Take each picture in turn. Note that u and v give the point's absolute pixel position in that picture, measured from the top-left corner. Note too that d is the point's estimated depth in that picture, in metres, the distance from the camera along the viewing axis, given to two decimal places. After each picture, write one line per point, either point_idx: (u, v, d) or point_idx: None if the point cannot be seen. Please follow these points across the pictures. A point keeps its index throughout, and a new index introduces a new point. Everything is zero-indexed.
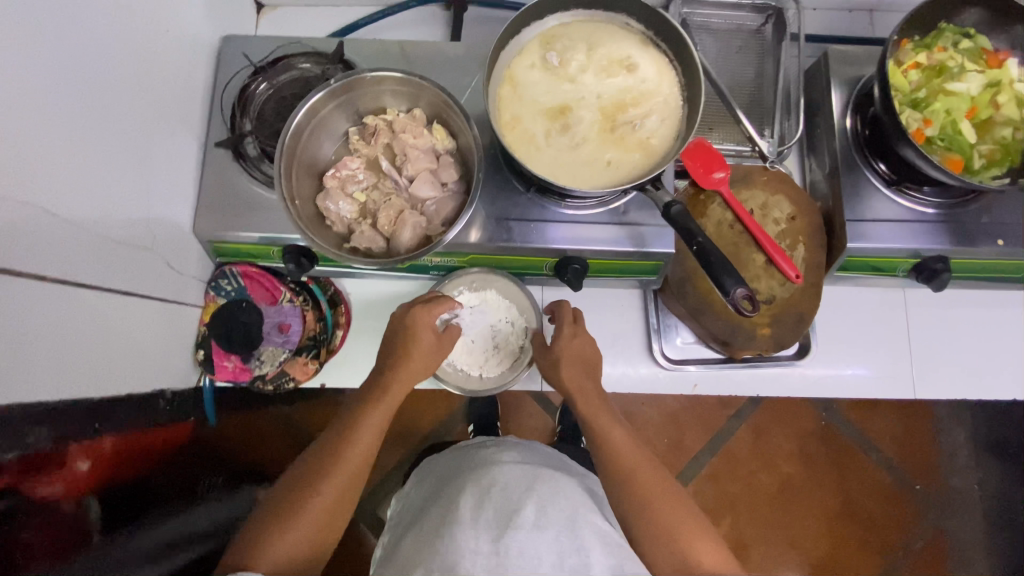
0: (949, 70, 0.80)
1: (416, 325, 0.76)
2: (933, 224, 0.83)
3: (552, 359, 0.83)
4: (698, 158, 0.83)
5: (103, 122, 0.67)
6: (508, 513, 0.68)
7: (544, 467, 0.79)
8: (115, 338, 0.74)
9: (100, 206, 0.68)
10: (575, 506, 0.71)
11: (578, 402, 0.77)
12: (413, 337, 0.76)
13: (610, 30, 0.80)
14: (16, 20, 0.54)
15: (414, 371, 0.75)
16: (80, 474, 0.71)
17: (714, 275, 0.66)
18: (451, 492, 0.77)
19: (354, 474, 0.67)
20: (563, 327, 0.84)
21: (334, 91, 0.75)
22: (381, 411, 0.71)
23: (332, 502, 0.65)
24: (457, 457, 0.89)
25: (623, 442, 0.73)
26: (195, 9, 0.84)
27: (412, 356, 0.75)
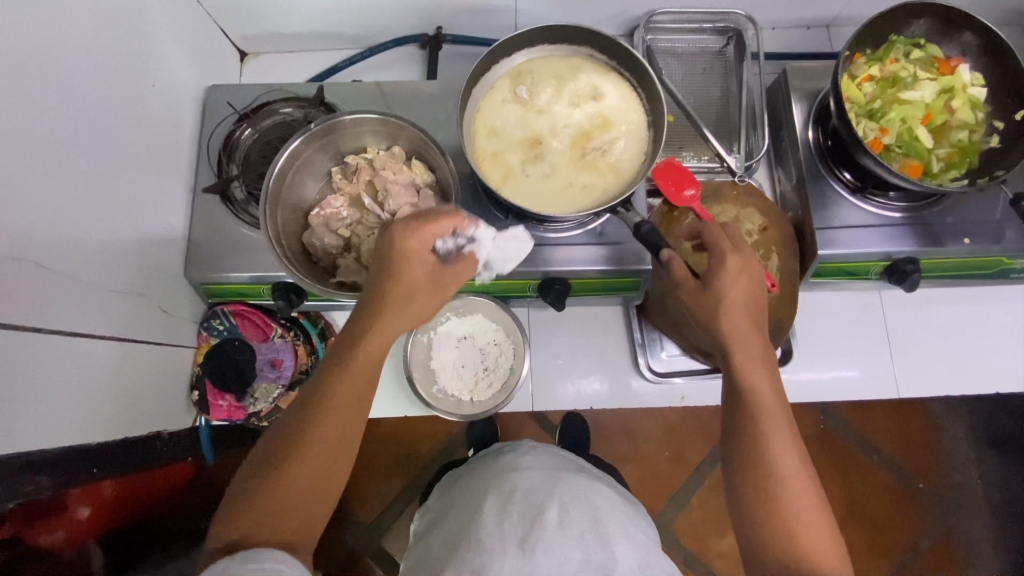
0: (902, 80, 0.83)
1: (406, 249, 0.60)
2: (900, 227, 0.85)
3: (709, 300, 0.70)
4: (670, 176, 0.88)
5: (90, 176, 0.70)
6: (533, 517, 0.78)
7: (564, 471, 0.90)
8: (111, 383, 0.76)
9: (90, 257, 0.70)
10: (593, 506, 0.82)
11: (735, 353, 0.69)
12: (404, 264, 0.60)
13: (575, 63, 0.84)
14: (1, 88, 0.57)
15: (396, 313, 0.61)
16: (81, 520, 0.76)
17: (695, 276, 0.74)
18: (474, 498, 0.87)
19: (331, 446, 0.57)
20: (727, 262, 0.70)
21: (314, 134, 0.78)
22: (359, 367, 0.59)
23: (307, 479, 0.55)
24: (475, 471, 0.96)
25: (772, 407, 0.67)
26: (178, 63, 0.88)
27: (408, 287, 0.60)
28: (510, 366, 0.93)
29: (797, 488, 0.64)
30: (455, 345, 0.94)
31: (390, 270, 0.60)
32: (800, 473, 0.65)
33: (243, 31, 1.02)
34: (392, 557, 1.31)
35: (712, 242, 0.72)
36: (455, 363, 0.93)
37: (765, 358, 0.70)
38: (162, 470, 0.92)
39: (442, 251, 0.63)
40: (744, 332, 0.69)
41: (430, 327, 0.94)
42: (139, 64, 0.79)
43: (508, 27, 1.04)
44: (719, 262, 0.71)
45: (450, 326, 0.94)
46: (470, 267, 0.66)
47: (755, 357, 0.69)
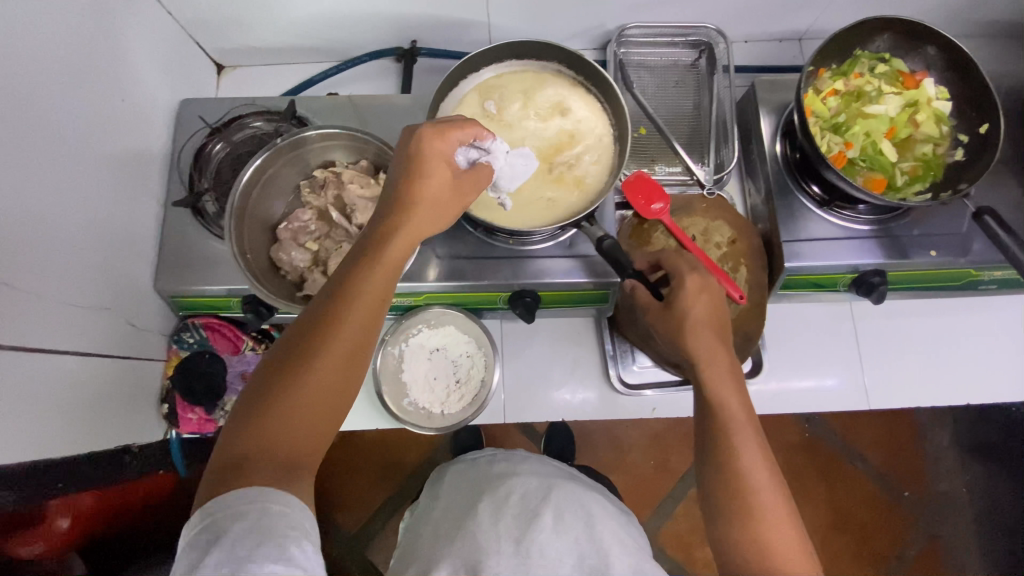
0: (866, 94, 0.84)
1: (425, 152, 0.62)
2: (867, 240, 0.86)
3: (674, 318, 0.72)
4: (641, 189, 0.88)
5: (55, 191, 0.70)
6: (528, 520, 0.81)
7: (558, 478, 0.91)
8: (79, 398, 0.76)
9: (55, 272, 0.71)
10: (588, 512, 0.84)
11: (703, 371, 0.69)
12: (424, 167, 0.62)
13: (543, 77, 0.85)
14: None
15: (412, 229, 0.61)
16: (59, 530, 0.83)
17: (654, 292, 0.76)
18: (468, 499, 0.89)
19: (343, 362, 0.55)
20: (688, 282, 0.72)
21: (281, 149, 0.79)
22: (375, 281, 0.58)
23: (318, 394, 0.54)
24: (463, 472, 0.96)
25: (743, 424, 0.67)
26: (151, 78, 0.88)
27: (425, 192, 0.62)
28: (480, 378, 0.93)
29: (774, 507, 0.63)
30: (426, 356, 0.94)
31: (409, 181, 0.62)
32: (773, 485, 0.64)
33: (219, 45, 1.03)
34: (376, 568, 1.31)
35: (673, 266, 0.75)
36: (427, 376, 0.93)
37: (734, 374, 0.70)
38: (150, 479, 0.98)
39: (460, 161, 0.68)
40: (714, 346, 0.70)
41: (401, 339, 0.94)
42: (110, 80, 0.80)
43: (482, 41, 1.05)
44: (680, 282, 0.73)
45: (421, 337, 0.94)
46: (489, 174, 0.69)
47: (724, 371, 0.70)
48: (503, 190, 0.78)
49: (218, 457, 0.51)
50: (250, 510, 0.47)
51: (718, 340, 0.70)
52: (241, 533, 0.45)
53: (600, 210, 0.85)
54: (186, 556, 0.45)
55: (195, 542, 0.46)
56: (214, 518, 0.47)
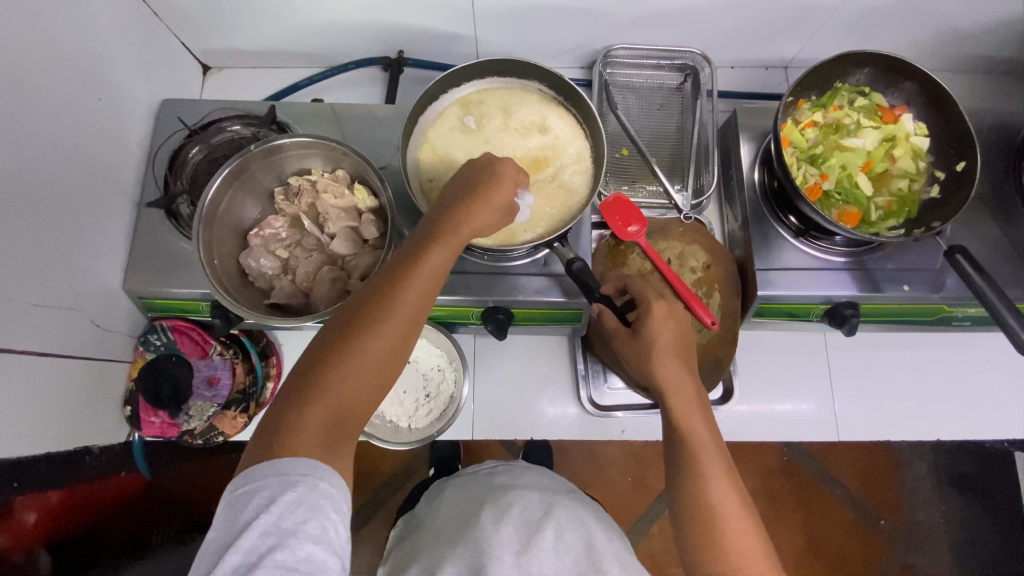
0: (844, 127, 0.85)
1: (500, 173, 0.66)
2: (841, 272, 0.86)
3: (643, 345, 0.72)
4: (619, 210, 0.88)
5: (22, 188, 0.69)
6: (531, 533, 0.82)
7: (559, 494, 0.92)
8: (40, 398, 0.74)
9: (17, 269, 0.69)
10: (588, 532, 0.83)
11: (670, 400, 0.69)
12: (495, 181, 0.65)
13: (523, 95, 0.85)
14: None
15: (472, 233, 0.64)
16: (25, 525, 0.79)
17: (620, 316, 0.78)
18: (470, 507, 0.90)
19: (393, 345, 0.57)
20: (654, 309, 0.73)
21: (255, 156, 0.78)
22: (433, 280, 0.60)
23: (366, 372, 0.56)
24: (470, 480, 0.98)
25: (710, 451, 0.66)
26: (130, 77, 0.88)
27: (489, 201, 0.64)
28: (450, 394, 0.92)
29: (742, 531, 0.61)
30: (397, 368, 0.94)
31: (478, 190, 0.65)
32: (739, 509, 0.63)
33: (205, 46, 1.03)
34: None
35: (640, 292, 0.75)
36: (397, 389, 0.92)
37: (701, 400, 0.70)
38: (103, 483, 0.94)
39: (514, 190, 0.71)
40: (677, 376, 0.70)
41: None
42: (87, 78, 0.79)
43: (469, 55, 1.05)
44: (645, 309, 0.73)
45: None
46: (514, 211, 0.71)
47: (691, 399, 0.70)
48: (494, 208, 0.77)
49: (267, 419, 0.54)
50: (300, 482, 0.49)
51: (684, 370, 0.70)
52: (290, 506, 0.48)
53: (575, 231, 0.85)
54: (232, 515, 0.48)
55: (242, 499, 0.49)
56: (262, 483, 0.49)
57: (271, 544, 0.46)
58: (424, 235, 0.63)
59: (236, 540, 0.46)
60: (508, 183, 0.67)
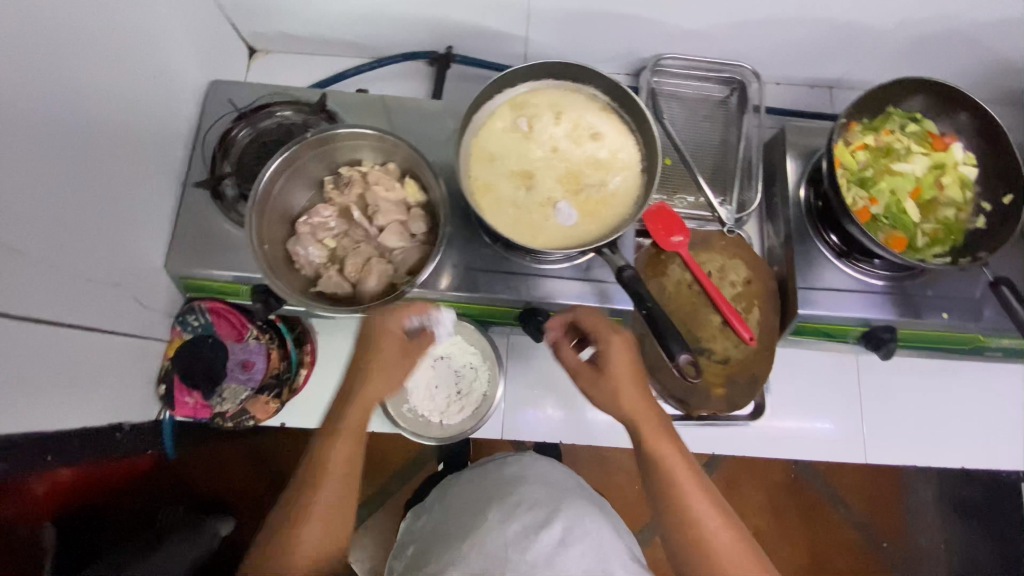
0: (895, 151, 0.85)
1: (374, 332, 0.73)
2: (880, 295, 0.87)
3: (607, 381, 0.72)
4: (662, 219, 0.88)
5: (74, 162, 0.69)
6: (536, 529, 0.81)
7: (569, 491, 0.91)
8: (76, 373, 0.74)
9: (65, 243, 0.69)
10: (596, 533, 0.82)
11: (639, 426, 0.71)
12: (374, 341, 0.73)
13: (577, 99, 0.85)
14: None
15: (369, 393, 0.72)
16: (34, 494, 0.72)
17: (661, 340, 0.67)
18: (478, 504, 0.89)
19: (333, 502, 0.66)
20: (613, 346, 0.72)
21: (310, 144, 0.78)
22: (342, 445, 0.69)
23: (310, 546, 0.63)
24: (477, 475, 0.97)
25: (687, 476, 0.68)
26: (182, 57, 0.88)
27: (371, 365, 0.72)
28: (484, 392, 0.93)
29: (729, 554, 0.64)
30: (430, 364, 0.93)
31: (362, 357, 0.73)
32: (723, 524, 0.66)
33: (254, 29, 1.02)
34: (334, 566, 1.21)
35: (594, 329, 0.74)
36: (429, 384, 0.92)
37: (668, 428, 0.72)
38: (116, 462, 0.90)
39: (413, 329, 0.77)
40: (639, 403, 0.71)
41: None
42: (143, 55, 0.79)
43: (517, 55, 1.05)
44: (603, 345, 0.73)
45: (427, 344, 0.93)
46: (431, 343, 0.78)
47: (658, 430, 0.71)
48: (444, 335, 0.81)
49: None
50: None
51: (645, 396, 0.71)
52: None
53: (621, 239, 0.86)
54: None
55: None
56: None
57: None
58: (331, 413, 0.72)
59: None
60: (386, 336, 0.73)
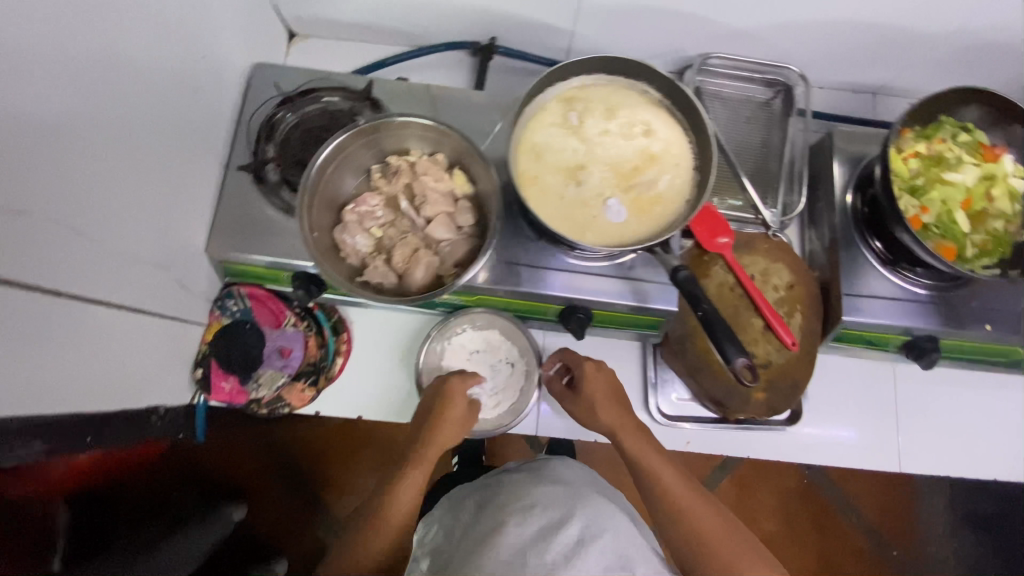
0: (946, 161, 0.84)
1: (451, 392, 0.83)
2: (924, 304, 0.86)
3: (584, 402, 0.84)
4: (705, 221, 0.86)
5: (138, 142, 0.68)
6: (551, 527, 0.71)
7: (589, 492, 0.82)
8: (117, 355, 0.73)
9: (120, 223, 0.68)
10: (618, 534, 0.73)
11: (623, 440, 0.79)
12: (449, 402, 0.83)
13: (629, 95, 0.84)
14: (71, 41, 0.54)
15: (439, 446, 0.80)
16: (53, 474, 0.72)
17: (716, 342, 0.66)
18: (488, 507, 0.79)
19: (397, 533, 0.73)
20: (585, 368, 0.86)
21: (361, 131, 0.77)
22: (411, 484, 0.76)
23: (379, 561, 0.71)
24: (489, 483, 0.87)
25: (677, 484, 0.74)
26: (231, 38, 0.86)
27: (444, 421, 0.81)
28: (519, 385, 0.94)
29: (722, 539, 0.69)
30: (466, 356, 0.93)
31: (439, 413, 0.82)
32: (714, 517, 0.71)
33: (298, 12, 1.01)
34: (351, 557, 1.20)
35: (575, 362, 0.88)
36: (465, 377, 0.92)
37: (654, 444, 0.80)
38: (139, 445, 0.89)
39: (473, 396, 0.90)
40: (621, 418, 0.82)
41: (443, 338, 0.93)
42: (200, 34, 0.78)
43: (561, 48, 1.04)
44: (580, 369, 0.87)
45: (464, 337, 0.94)
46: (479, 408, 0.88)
47: (645, 444, 0.79)
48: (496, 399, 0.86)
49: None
50: None
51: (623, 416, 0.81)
52: None
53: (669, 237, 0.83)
54: None
55: None
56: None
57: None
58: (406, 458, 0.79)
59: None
60: (457, 397, 0.83)
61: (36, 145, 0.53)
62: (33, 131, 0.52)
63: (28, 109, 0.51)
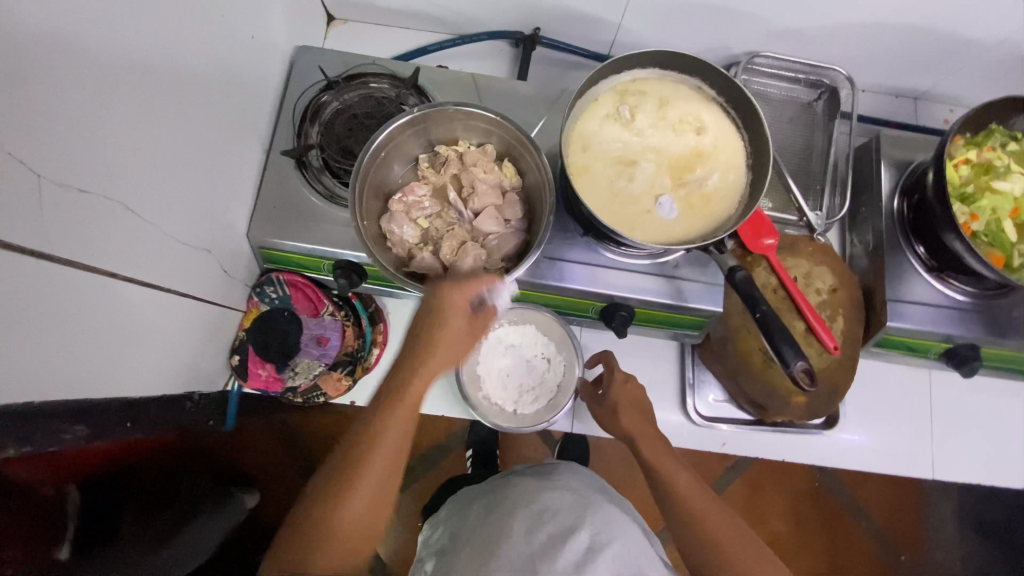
0: (995, 169, 0.83)
1: (448, 308, 0.64)
2: (968, 312, 0.86)
3: (607, 407, 0.85)
4: (748, 221, 0.81)
5: (188, 119, 0.66)
6: (564, 536, 0.71)
7: (595, 497, 0.81)
8: (161, 338, 0.72)
9: (173, 203, 0.67)
10: (627, 542, 0.73)
11: (641, 445, 0.77)
12: (445, 320, 0.64)
13: (681, 91, 0.83)
14: (121, 9, 0.52)
15: (429, 376, 0.63)
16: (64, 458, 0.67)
17: (774, 345, 0.66)
18: (500, 512, 0.79)
19: (371, 495, 0.58)
20: (616, 375, 0.86)
21: (413, 119, 0.76)
22: (391, 433, 0.60)
23: (347, 542, 0.57)
24: (499, 487, 0.87)
25: (693, 489, 0.71)
26: (277, 18, 0.85)
27: (440, 343, 0.63)
28: (557, 382, 0.93)
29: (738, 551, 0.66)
30: (503, 352, 0.94)
31: (428, 335, 0.64)
32: (731, 527, 0.68)
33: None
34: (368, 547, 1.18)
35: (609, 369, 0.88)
36: (501, 372, 0.93)
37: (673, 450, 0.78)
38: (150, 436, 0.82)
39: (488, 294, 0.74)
40: (643, 426, 0.80)
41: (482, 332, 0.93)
42: (249, 12, 0.76)
43: (605, 42, 1.03)
44: (610, 376, 0.87)
45: (501, 332, 0.93)
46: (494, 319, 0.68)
47: (662, 448, 0.77)
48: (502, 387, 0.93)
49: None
50: None
51: (642, 422, 0.80)
52: None
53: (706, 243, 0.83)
54: None
55: None
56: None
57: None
58: (386, 391, 0.62)
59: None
60: (459, 310, 0.65)
61: (93, 127, 0.52)
62: (87, 111, 0.51)
63: (79, 81, 0.49)
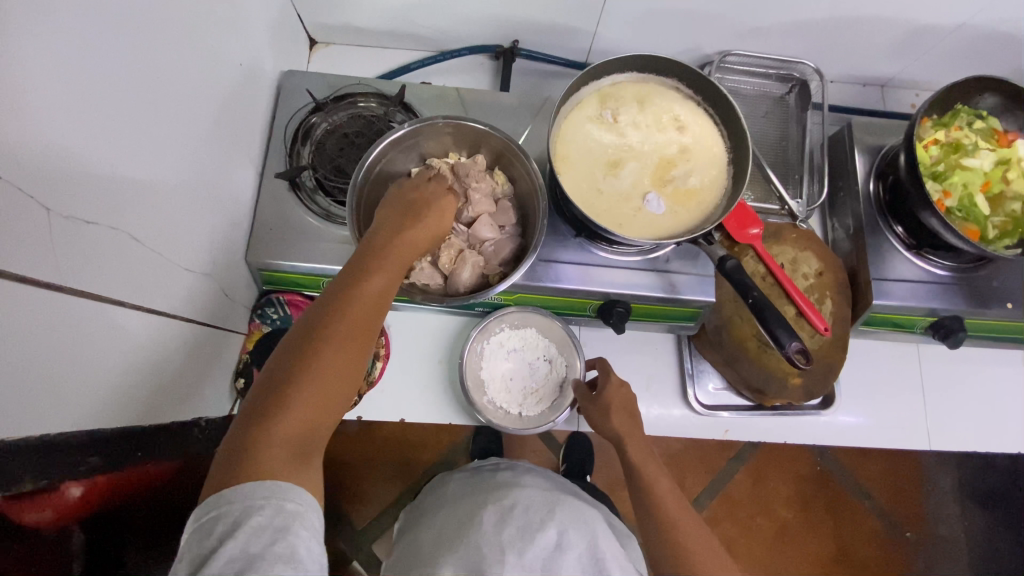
0: (964, 147, 0.87)
1: (431, 196, 0.70)
2: (949, 285, 0.90)
3: (598, 405, 0.84)
4: (733, 213, 0.84)
5: (184, 146, 0.68)
6: (532, 532, 0.74)
7: (563, 493, 0.83)
8: (168, 364, 0.72)
9: (174, 230, 0.68)
10: (592, 533, 0.77)
11: (630, 447, 0.80)
12: (427, 206, 0.69)
13: (659, 92, 0.86)
14: (113, 43, 0.54)
15: (406, 247, 0.65)
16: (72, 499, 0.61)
17: (769, 329, 0.69)
18: (468, 505, 0.81)
19: (349, 355, 0.58)
20: (613, 378, 0.86)
21: (405, 134, 0.78)
22: (372, 301, 0.61)
23: (322, 395, 0.56)
24: (466, 480, 0.89)
25: (665, 493, 0.77)
26: (263, 45, 0.87)
27: (420, 223, 0.67)
28: (558, 383, 0.95)
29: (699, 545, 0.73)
30: (505, 356, 0.95)
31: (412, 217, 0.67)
32: (697, 527, 0.75)
33: (323, 21, 1.02)
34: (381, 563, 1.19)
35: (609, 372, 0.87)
36: (504, 376, 0.95)
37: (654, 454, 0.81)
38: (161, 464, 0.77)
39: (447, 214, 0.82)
40: (632, 426, 0.82)
41: (483, 337, 0.95)
42: (235, 39, 0.78)
43: (582, 49, 1.06)
44: (605, 378, 0.87)
45: (501, 336, 0.96)
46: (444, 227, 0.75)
47: (645, 452, 0.81)
48: (503, 389, 0.95)
49: (225, 450, 0.53)
50: (265, 506, 0.49)
51: (630, 422, 0.82)
52: (256, 531, 0.48)
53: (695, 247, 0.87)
54: (208, 526, 0.49)
55: (209, 525, 0.49)
56: (226, 509, 0.49)
57: (241, 569, 0.46)
58: (363, 257, 0.63)
59: (205, 565, 0.47)
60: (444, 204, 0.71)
61: (92, 160, 0.53)
62: (88, 145, 0.52)
63: (79, 112, 0.51)
